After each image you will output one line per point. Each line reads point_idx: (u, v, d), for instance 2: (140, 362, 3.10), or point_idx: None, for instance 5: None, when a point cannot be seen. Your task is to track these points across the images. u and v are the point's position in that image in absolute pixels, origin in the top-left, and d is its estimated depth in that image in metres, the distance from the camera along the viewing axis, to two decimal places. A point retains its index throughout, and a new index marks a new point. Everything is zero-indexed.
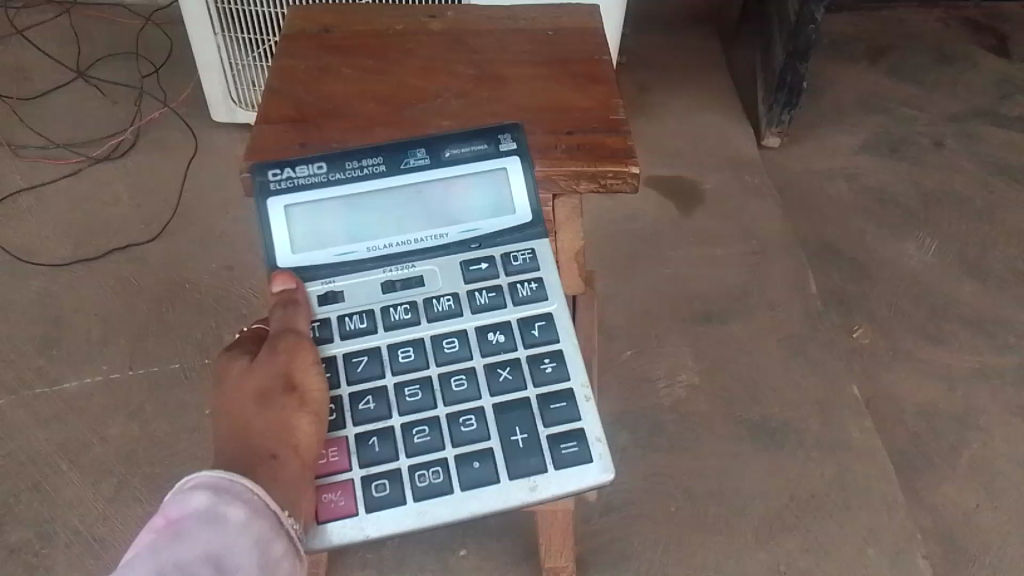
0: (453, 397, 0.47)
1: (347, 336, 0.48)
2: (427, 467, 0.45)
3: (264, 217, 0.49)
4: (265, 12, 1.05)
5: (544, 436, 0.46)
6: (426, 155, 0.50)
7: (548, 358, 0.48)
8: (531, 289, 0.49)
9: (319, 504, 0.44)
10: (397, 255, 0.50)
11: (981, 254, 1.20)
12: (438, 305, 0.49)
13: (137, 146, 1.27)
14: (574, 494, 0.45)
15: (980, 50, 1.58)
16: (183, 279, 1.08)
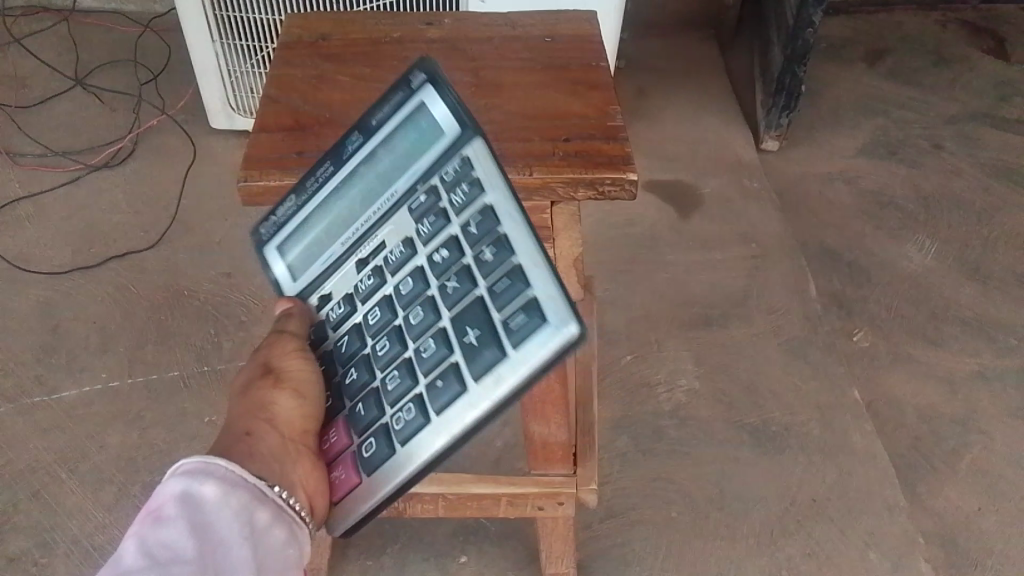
0: (414, 332, 0.38)
1: (336, 323, 0.43)
2: (403, 408, 0.37)
3: (264, 266, 0.45)
4: (263, 19, 1.05)
5: (496, 320, 0.35)
6: (357, 135, 0.41)
7: (487, 246, 0.36)
8: (465, 190, 0.38)
9: (331, 483, 0.40)
10: (363, 235, 0.42)
11: (980, 257, 1.20)
12: (395, 257, 0.41)
13: (135, 154, 1.27)
14: (544, 368, 0.33)
15: (977, 52, 1.59)
16: (182, 286, 1.08)
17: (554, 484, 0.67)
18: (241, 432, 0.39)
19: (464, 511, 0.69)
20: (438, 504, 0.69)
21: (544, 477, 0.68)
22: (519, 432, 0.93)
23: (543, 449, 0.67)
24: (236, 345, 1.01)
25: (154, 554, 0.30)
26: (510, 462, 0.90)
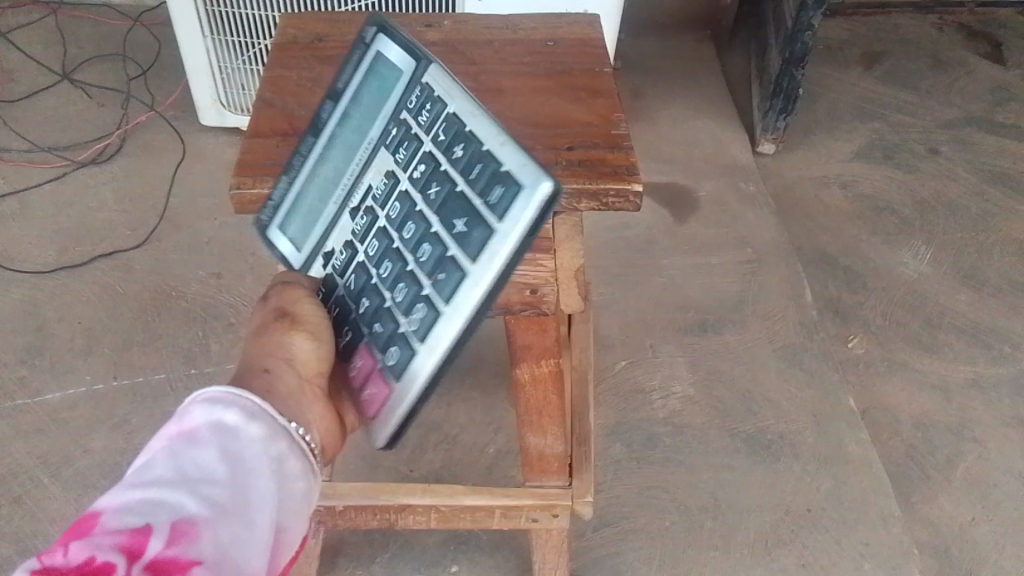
0: (407, 249, 0.42)
1: (340, 271, 0.45)
2: (412, 310, 0.40)
3: (272, 249, 0.49)
4: (253, 15, 1.04)
5: (461, 192, 0.39)
6: (331, 106, 0.47)
7: (421, 164, 0.42)
8: (394, 135, 0.44)
9: (363, 400, 0.42)
10: (354, 182, 0.45)
11: (975, 263, 1.19)
12: (359, 222, 0.45)
13: (123, 150, 1.25)
14: (529, 226, 0.37)
15: (975, 56, 1.58)
16: (170, 286, 1.06)
17: (548, 496, 0.66)
18: (257, 368, 0.41)
19: (457, 524, 0.68)
20: (430, 515, 0.67)
21: (538, 488, 0.67)
22: (512, 440, 0.91)
23: (539, 460, 0.66)
24: (224, 347, 0.99)
25: (186, 470, 0.33)
26: (502, 470, 0.89)
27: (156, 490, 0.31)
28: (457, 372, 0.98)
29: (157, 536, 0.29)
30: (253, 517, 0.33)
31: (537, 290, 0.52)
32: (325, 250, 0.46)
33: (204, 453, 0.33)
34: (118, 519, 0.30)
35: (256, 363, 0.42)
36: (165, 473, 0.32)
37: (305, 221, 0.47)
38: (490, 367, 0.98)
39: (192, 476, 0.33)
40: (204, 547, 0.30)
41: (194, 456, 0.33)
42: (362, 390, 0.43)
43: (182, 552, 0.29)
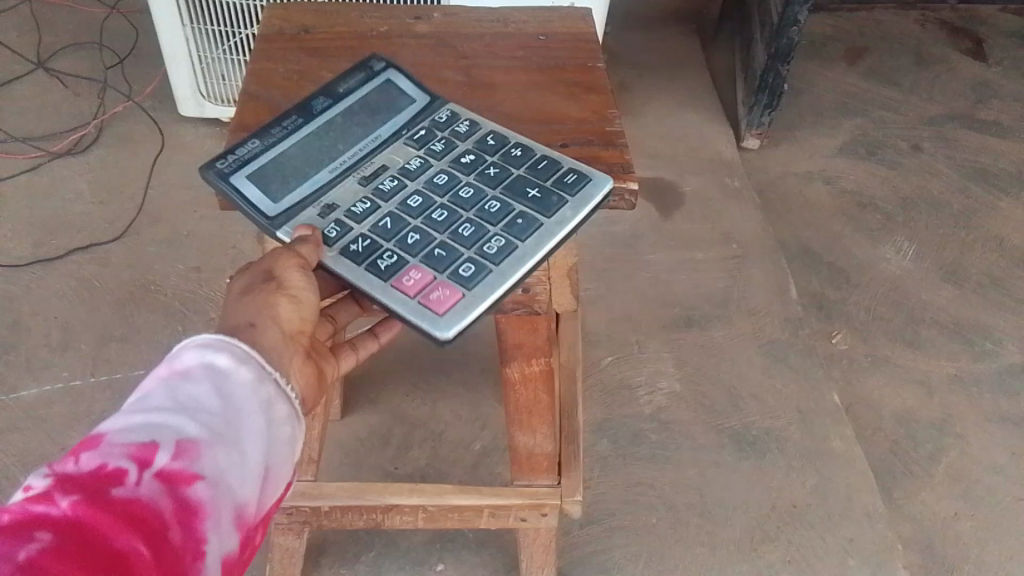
0: (464, 205, 0.47)
1: (358, 216, 0.46)
2: (488, 242, 0.45)
3: (236, 192, 0.46)
4: (233, 4, 1.01)
5: (522, 174, 0.48)
6: (326, 99, 0.51)
7: (466, 154, 0.49)
8: (422, 133, 0.50)
9: (432, 301, 0.42)
10: (359, 160, 0.49)
11: (957, 259, 1.20)
12: (385, 185, 0.47)
13: (100, 141, 1.22)
14: (598, 205, 0.47)
15: (956, 53, 1.59)
16: (149, 280, 1.04)
17: (538, 495, 0.65)
18: (242, 324, 0.40)
19: (445, 523, 0.67)
20: (418, 516, 0.66)
21: (528, 487, 0.66)
22: (498, 436, 0.91)
23: (528, 459, 0.65)
24: None
25: (180, 402, 0.35)
26: (489, 467, 0.88)
27: (157, 415, 0.34)
28: (442, 368, 0.97)
29: (162, 452, 0.32)
30: (241, 446, 0.36)
31: (528, 289, 0.52)
32: (323, 203, 0.47)
33: (200, 387, 0.36)
34: (124, 436, 0.32)
35: (239, 318, 0.41)
36: (163, 403, 0.35)
37: (287, 179, 0.47)
38: (476, 363, 0.98)
39: (185, 408, 0.35)
40: (203, 467, 0.33)
41: (191, 388, 0.36)
42: (419, 300, 0.43)
43: (185, 468, 0.33)
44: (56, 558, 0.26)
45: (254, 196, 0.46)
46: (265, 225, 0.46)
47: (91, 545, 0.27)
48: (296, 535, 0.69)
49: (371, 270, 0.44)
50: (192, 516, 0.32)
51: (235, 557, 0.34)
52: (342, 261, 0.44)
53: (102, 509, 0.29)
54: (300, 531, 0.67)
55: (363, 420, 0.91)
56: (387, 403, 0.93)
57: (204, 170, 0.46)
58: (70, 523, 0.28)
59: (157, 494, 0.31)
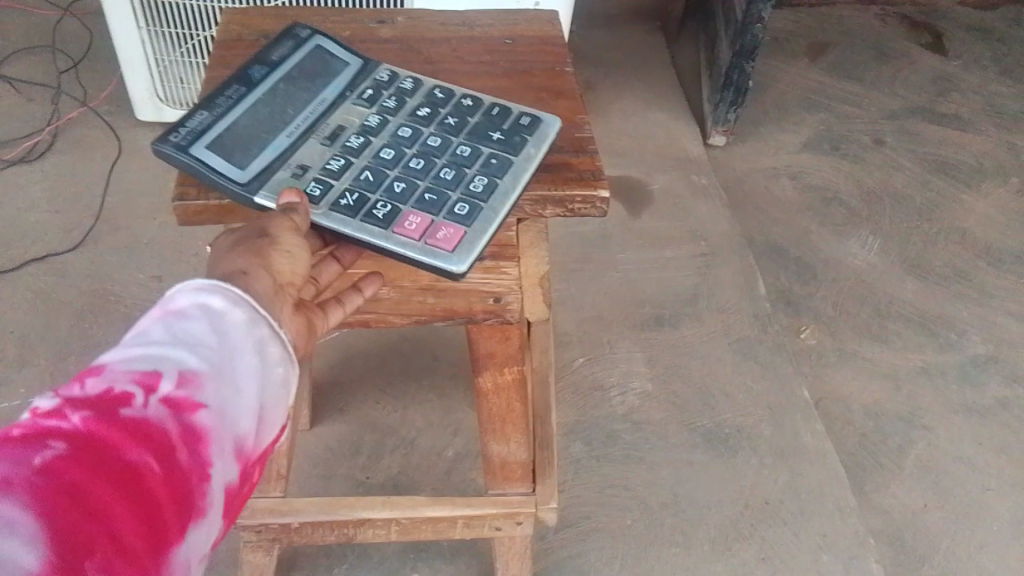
0: (436, 152, 0.46)
1: (336, 172, 0.44)
2: (472, 180, 0.45)
3: (201, 162, 0.43)
4: (190, 5, 0.99)
5: (479, 123, 0.48)
6: (262, 68, 0.49)
7: (421, 108, 0.49)
8: (369, 92, 0.50)
9: (438, 238, 0.42)
10: (314, 123, 0.47)
11: (921, 252, 1.22)
12: (352, 141, 0.46)
13: (55, 147, 1.19)
14: (550, 142, 0.48)
15: (916, 47, 1.61)
16: (109, 291, 1.02)
17: (512, 504, 0.65)
18: (234, 270, 0.37)
19: (418, 535, 0.66)
20: (390, 528, 0.65)
21: (501, 495, 0.65)
22: (471, 441, 0.90)
23: (501, 468, 0.65)
24: None
25: (181, 334, 0.32)
26: (462, 473, 0.87)
27: (159, 344, 0.31)
28: (413, 374, 0.96)
29: (168, 379, 0.30)
30: (242, 381, 0.33)
31: (500, 298, 0.51)
32: (292, 164, 0.45)
33: (199, 318, 0.33)
34: (125, 363, 0.30)
35: (228, 266, 0.37)
36: (161, 334, 0.32)
37: (246, 145, 0.45)
38: (447, 368, 0.97)
39: (186, 339, 0.32)
40: (208, 398, 0.31)
41: (191, 318, 0.33)
42: (426, 242, 0.42)
43: (189, 397, 0.30)
44: (66, 472, 0.25)
45: (219, 165, 0.44)
46: (237, 193, 0.43)
47: (101, 462, 0.26)
48: (265, 553, 0.67)
49: (370, 220, 0.42)
50: (199, 443, 0.30)
51: (234, 493, 0.32)
52: (335, 217, 0.42)
53: (110, 427, 0.27)
54: (270, 547, 0.66)
55: (332, 429, 0.90)
56: (357, 411, 0.92)
57: (158, 144, 0.43)
58: (80, 438, 0.26)
59: (165, 420, 0.29)
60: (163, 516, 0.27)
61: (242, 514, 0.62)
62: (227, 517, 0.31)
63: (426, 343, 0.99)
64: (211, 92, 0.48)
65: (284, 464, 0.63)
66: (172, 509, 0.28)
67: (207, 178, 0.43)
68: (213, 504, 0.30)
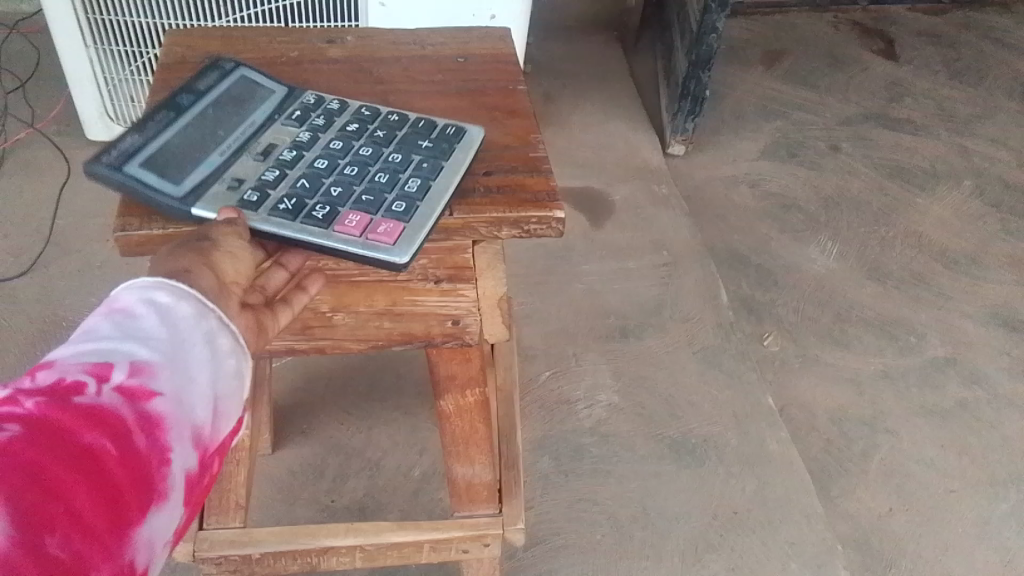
0: (367, 161, 0.46)
1: (272, 182, 0.44)
2: (405, 182, 0.45)
3: (137, 180, 0.42)
4: (140, 23, 0.98)
5: (408, 134, 0.48)
6: (188, 95, 0.48)
7: (350, 125, 0.48)
8: (297, 112, 0.49)
9: (378, 233, 0.42)
10: (246, 142, 0.47)
11: (879, 257, 1.23)
12: (285, 154, 0.46)
13: (1, 170, 1.16)
14: (476, 149, 0.48)
15: (868, 53, 1.63)
16: (60, 317, 0.99)
17: (479, 526, 0.63)
18: (176, 269, 0.35)
19: (383, 561, 0.65)
20: (355, 556, 0.64)
21: (468, 518, 0.64)
22: (437, 461, 0.89)
23: (467, 490, 0.64)
24: None
25: (128, 328, 0.31)
26: (429, 493, 0.86)
27: (107, 337, 0.31)
28: (377, 394, 0.94)
29: (120, 368, 0.29)
30: (194, 372, 0.32)
31: (459, 321, 0.50)
32: (228, 178, 0.44)
33: (147, 310, 0.32)
34: (73, 355, 0.29)
35: (170, 265, 0.36)
36: (110, 326, 0.31)
37: (181, 163, 0.44)
38: (410, 387, 0.95)
39: (135, 331, 0.31)
40: (162, 386, 0.30)
41: (139, 311, 0.32)
42: (367, 237, 0.41)
43: (143, 384, 0.30)
44: (19, 453, 0.24)
45: (155, 181, 0.43)
46: (173, 207, 0.42)
47: (55, 443, 0.25)
48: None
49: (310, 222, 0.42)
50: (156, 429, 0.29)
51: (197, 482, 0.31)
52: (276, 221, 0.42)
53: (62, 412, 0.26)
54: None
55: (295, 453, 0.88)
56: (320, 433, 0.90)
57: (90, 164, 0.42)
58: (32, 422, 0.26)
59: (119, 405, 0.28)
60: (121, 498, 0.27)
61: (200, 547, 0.60)
62: (189, 504, 0.30)
63: (389, 362, 0.98)
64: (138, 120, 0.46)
65: (243, 495, 0.62)
66: (129, 490, 0.27)
67: (142, 195, 0.42)
68: (176, 489, 0.29)
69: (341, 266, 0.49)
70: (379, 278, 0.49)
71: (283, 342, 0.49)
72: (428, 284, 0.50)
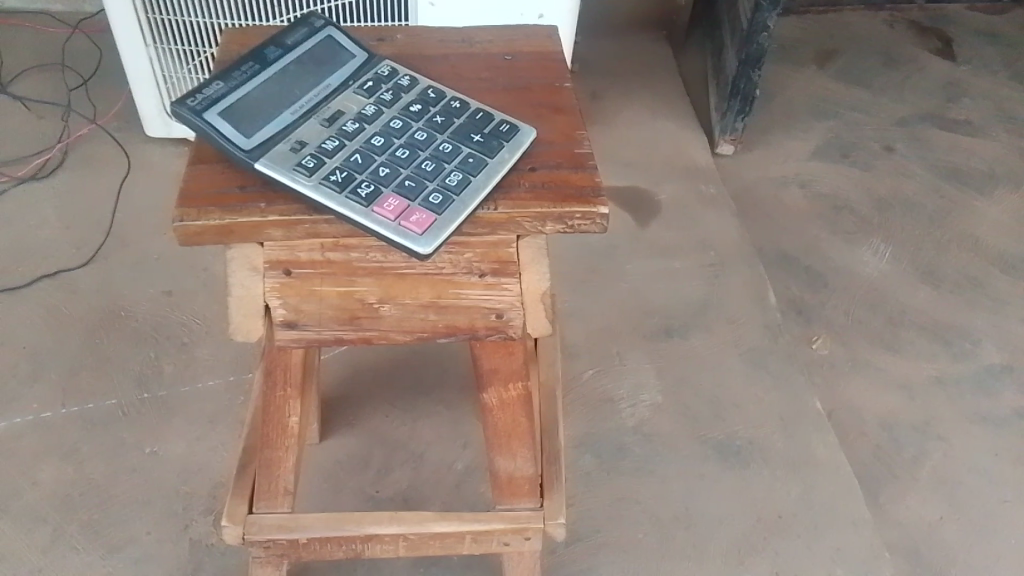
0: (418, 145, 0.47)
1: (330, 151, 0.46)
2: (447, 174, 0.46)
3: (212, 127, 0.45)
4: (200, 23, 1.01)
5: (464, 122, 0.49)
6: (276, 49, 0.51)
7: (414, 102, 0.50)
8: (369, 84, 0.51)
9: (409, 223, 0.43)
10: (317, 105, 0.49)
11: (933, 260, 1.21)
12: (347, 126, 0.48)
13: (65, 165, 1.20)
14: (526, 152, 0.49)
15: (925, 53, 1.60)
16: (118, 307, 1.02)
17: (520, 519, 0.64)
18: None
19: (426, 551, 0.66)
20: (398, 545, 0.65)
21: (509, 511, 0.64)
22: (480, 455, 0.90)
23: (508, 484, 0.64)
24: (178, 369, 0.96)
25: None
26: (471, 487, 0.87)
27: None
28: (421, 387, 0.96)
29: None
30: None
31: (502, 314, 0.51)
32: (292, 140, 0.46)
33: None
34: None
35: None
36: None
37: (254, 117, 0.47)
38: (455, 381, 0.96)
39: None
40: None
41: None
42: (399, 224, 0.43)
43: None
44: None
45: (227, 131, 0.46)
46: (241, 159, 0.46)
47: None
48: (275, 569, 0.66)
49: (353, 199, 0.44)
50: None
51: None
52: (323, 192, 0.44)
53: None
54: (279, 564, 0.65)
55: (342, 443, 0.90)
56: (366, 425, 0.92)
57: (176, 106, 0.46)
58: None
59: None
60: None
61: (249, 530, 0.62)
62: None
63: (434, 356, 0.99)
64: (228, 67, 0.50)
65: (291, 479, 0.63)
66: None
67: (215, 142, 0.46)
68: None
69: (389, 258, 0.50)
70: (427, 269, 0.50)
71: (329, 332, 0.50)
72: (472, 279, 0.50)
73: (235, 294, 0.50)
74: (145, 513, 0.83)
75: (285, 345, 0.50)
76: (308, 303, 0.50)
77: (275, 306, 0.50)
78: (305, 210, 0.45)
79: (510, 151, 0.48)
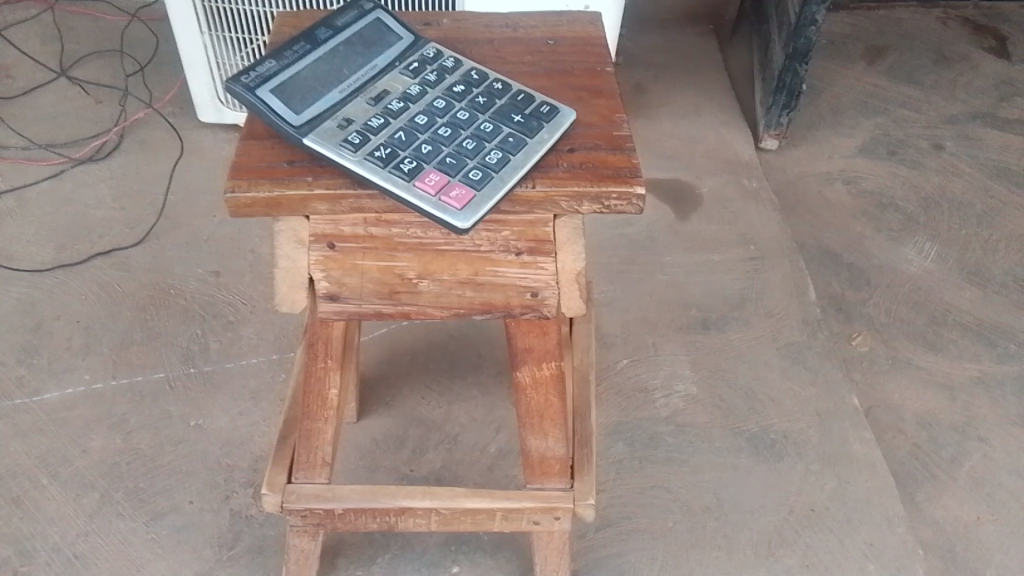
0: (459, 124, 0.49)
1: (375, 129, 0.48)
2: (487, 151, 0.47)
3: (264, 103, 0.47)
4: (252, 11, 1.04)
5: (504, 103, 0.50)
6: (327, 30, 0.52)
7: (458, 83, 0.51)
8: (415, 65, 0.53)
9: (449, 197, 0.45)
10: (364, 85, 0.51)
11: (980, 260, 1.19)
12: (392, 105, 0.49)
13: (121, 147, 1.24)
14: (564, 134, 0.50)
15: (979, 51, 1.57)
16: (168, 285, 1.05)
17: (550, 498, 0.65)
18: None
19: (457, 526, 0.67)
20: (430, 519, 0.66)
21: (540, 491, 0.65)
22: (513, 439, 0.91)
23: (540, 463, 0.65)
24: (224, 346, 0.99)
25: None
26: (504, 470, 0.88)
27: None
28: (458, 371, 0.97)
29: None
30: None
31: (537, 293, 0.52)
32: (340, 116, 0.48)
33: None
34: None
35: None
36: None
37: (306, 95, 0.49)
38: (492, 366, 0.98)
39: None
40: None
41: None
42: (440, 198, 0.45)
43: None
44: None
45: (278, 107, 0.47)
46: (290, 135, 0.47)
47: None
48: (311, 537, 0.68)
49: (396, 173, 0.45)
50: None
51: None
52: (368, 166, 0.46)
53: None
54: (315, 533, 0.67)
55: (379, 422, 0.92)
56: (402, 405, 0.93)
57: (230, 82, 0.47)
58: None
59: None
60: None
61: (288, 498, 0.64)
62: None
63: (471, 341, 1.01)
64: (280, 46, 0.51)
65: (329, 452, 0.65)
66: None
67: (266, 117, 0.47)
68: None
69: (429, 235, 0.51)
70: (465, 246, 0.52)
71: (370, 306, 0.52)
72: (509, 257, 0.52)
73: (282, 266, 0.52)
74: (188, 483, 0.86)
75: (327, 317, 0.52)
76: (350, 277, 0.51)
77: (318, 278, 0.51)
78: (350, 185, 0.47)
79: (549, 133, 0.49)
